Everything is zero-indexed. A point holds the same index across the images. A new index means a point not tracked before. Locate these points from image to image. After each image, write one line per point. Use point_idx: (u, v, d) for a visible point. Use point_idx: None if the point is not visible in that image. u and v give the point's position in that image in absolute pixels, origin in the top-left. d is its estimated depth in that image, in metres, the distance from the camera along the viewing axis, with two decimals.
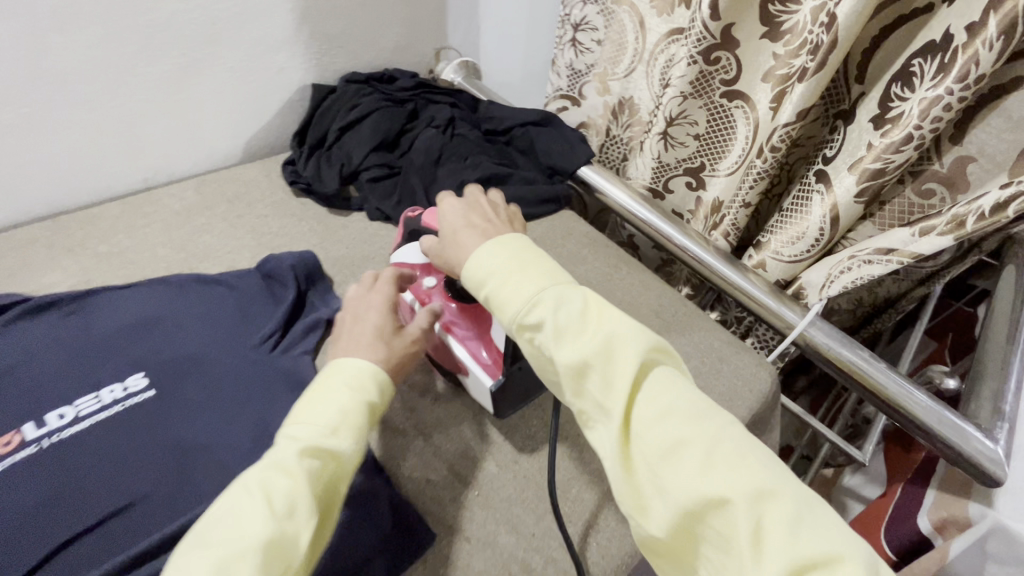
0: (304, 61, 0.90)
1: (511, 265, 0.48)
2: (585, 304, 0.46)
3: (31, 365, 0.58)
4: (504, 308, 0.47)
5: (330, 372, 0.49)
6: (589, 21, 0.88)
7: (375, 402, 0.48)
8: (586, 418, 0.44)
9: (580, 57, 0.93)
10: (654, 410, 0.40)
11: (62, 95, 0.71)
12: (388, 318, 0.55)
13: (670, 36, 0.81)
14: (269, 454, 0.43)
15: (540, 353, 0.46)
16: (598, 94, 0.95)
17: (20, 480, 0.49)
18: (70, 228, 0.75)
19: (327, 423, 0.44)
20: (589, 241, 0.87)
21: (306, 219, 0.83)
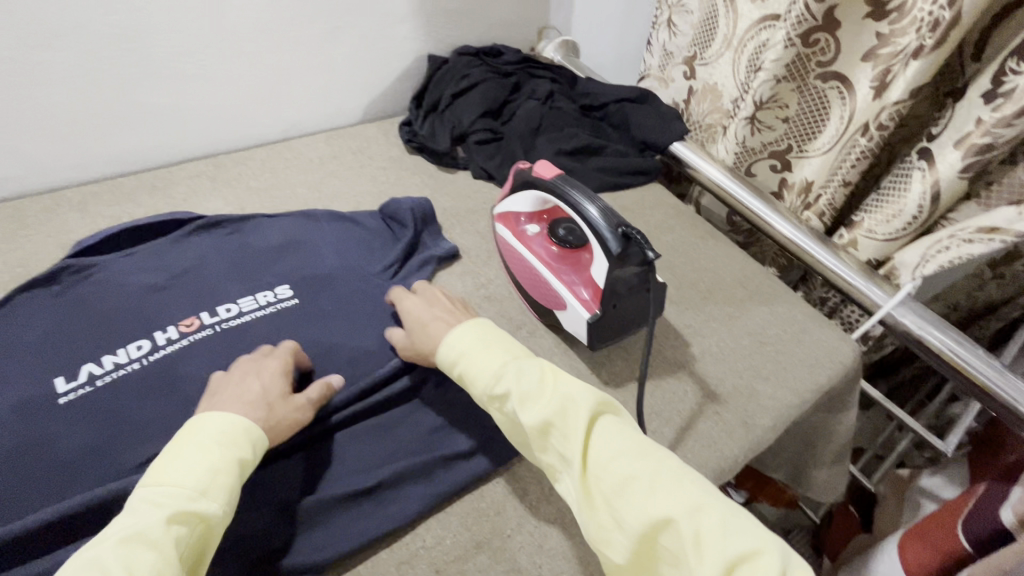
0: (425, 33, 0.99)
1: (477, 344, 0.53)
2: (543, 372, 0.49)
3: (204, 268, 0.70)
4: (476, 383, 0.51)
5: (184, 436, 0.45)
6: (684, 4, 0.91)
7: (246, 462, 0.46)
8: (554, 473, 0.47)
9: (672, 40, 0.96)
10: (606, 452, 0.43)
11: (228, 53, 0.82)
12: (276, 384, 0.54)
13: (762, 23, 0.80)
14: (122, 524, 0.40)
15: (510, 418, 0.49)
16: (684, 76, 0.97)
17: (199, 353, 0.60)
18: (228, 167, 0.88)
19: (192, 485, 0.42)
20: (676, 212, 0.91)
21: (419, 173, 0.93)
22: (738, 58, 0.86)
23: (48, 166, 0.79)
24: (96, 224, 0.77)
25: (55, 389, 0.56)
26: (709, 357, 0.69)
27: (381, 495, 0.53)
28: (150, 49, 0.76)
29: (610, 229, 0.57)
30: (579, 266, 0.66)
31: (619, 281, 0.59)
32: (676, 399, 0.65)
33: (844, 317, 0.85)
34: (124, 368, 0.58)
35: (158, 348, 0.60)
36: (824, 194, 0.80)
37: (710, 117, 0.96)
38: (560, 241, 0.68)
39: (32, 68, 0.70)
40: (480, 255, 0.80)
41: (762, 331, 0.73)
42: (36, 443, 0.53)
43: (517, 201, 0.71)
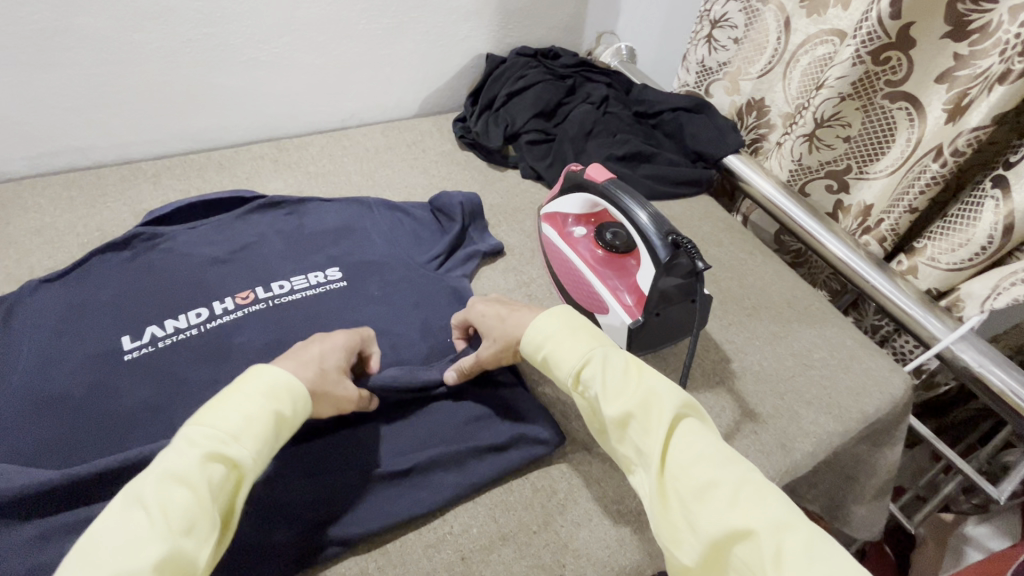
0: (487, 33, 1.01)
1: (563, 328, 0.52)
2: (628, 365, 0.49)
3: (261, 245, 0.73)
4: (560, 366, 0.51)
5: (228, 382, 0.46)
6: (729, 18, 0.88)
7: (284, 415, 0.45)
8: (630, 464, 0.47)
9: (712, 55, 0.94)
10: (688, 455, 0.43)
11: (299, 44, 0.86)
12: (335, 354, 0.54)
13: (818, 38, 0.79)
14: (161, 458, 0.41)
15: (592, 403, 0.49)
16: (726, 92, 0.95)
17: (252, 325, 0.63)
18: (289, 151, 0.92)
19: (227, 430, 0.42)
20: (725, 226, 0.89)
21: (470, 169, 0.94)
22: (788, 75, 0.84)
23: (126, 139, 0.84)
24: (166, 196, 0.81)
25: (121, 346, 0.60)
26: (750, 375, 0.68)
27: (414, 478, 0.54)
28: (227, 35, 0.80)
29: (659, 237, 0.57)
30: (624, 271, 0.66)
31: (665, 290, 0.58)
32: (713, 414, 0.63)
33: (895, 347, 0.81)
34: (183, 333, 0.62)
35: (215, 317, 0.64)
36: (885, 218, 0.77)
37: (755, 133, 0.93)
38: (606, 245, 0.68)
39: (121, 47, 0.75)
40: (523, 254, 0.81)
41: (808, 353, 0.71)
42: (102, 394, 0.56)
43: (566, 202, 0.71)
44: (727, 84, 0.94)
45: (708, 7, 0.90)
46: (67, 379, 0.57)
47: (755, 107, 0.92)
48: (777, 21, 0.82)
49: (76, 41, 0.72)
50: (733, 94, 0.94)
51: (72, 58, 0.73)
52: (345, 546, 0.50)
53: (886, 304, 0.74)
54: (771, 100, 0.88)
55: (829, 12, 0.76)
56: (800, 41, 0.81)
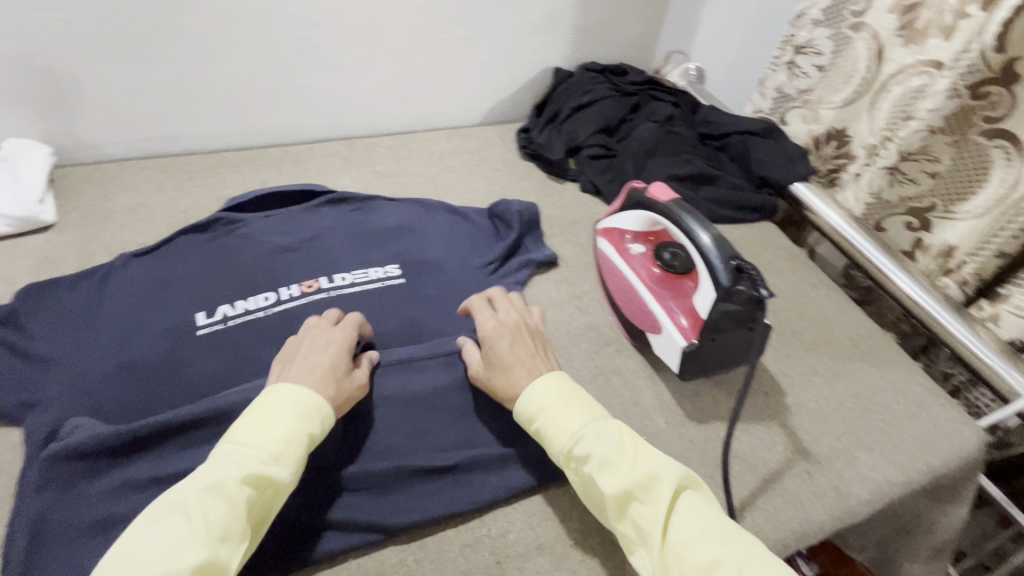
0: (557, 46, 1.03)
1: (556, 400, 0.52)
2: (623, 439, 0.49)
3: (327, 238, 0.76)
4: (553, 441, 0.50)
5: (265, 400, 0.47)
6: (814, 45, 0.86)
7: (315, 434, 0.47)
8: (628, 545, 0.46)
9: (792, 81, 0.92)
10: (689, 533, 0.42)
11: (378, 49, 0.90)
12: (343, 359, 0.54)
13: (917, 68, 0.73)
14: (205, 470, 0.42)
15: (586, 480, 0.48)
16: (805, 121, 0.90)
17: (314, 313, 0.66)
18: (359, 150, 0.96)
19: (268, 450, 0.44)
20: (787, 255, 0.86)
21: (530, 179, 0.95)
22: (873, 108, 0.80)
23: (214, 130, 0.90)
24: (246, 185, 0.87)
25: (195, 321, 0.64)
26: (805, 412, 0.65)
27: (455, 476, 0.55)
28: (314, 38, 0.85)
29: (722, 262, 0.56)
30: (681, 292, 0.65)
31: (724, 315, 0.57)
32: (765, 448, 0.61)
33: (969, 399, 0.76)
34: (251, 314, 0.65)
35: (281, 301, 0.67)
36: (970, 261, 0.73)
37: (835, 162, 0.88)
38: (664, 265, 0.67)
39: (220, 46, 0.81)
40: (577, 267, 0.81)
41: (870, 396, 0.68)
42: (176, 364, 0.60)
43: (625, 218, 0.71)
44: (806, 112, 0.90)
45: (793, 32, 0.89)
46: (146, 348, 0.61)
47: (834, 137, 0.87)
48: (868, 47, 0.79)
49: (181, 38, 0.78)
50: (812, 122, 0.89)
51: (177, 53, 0.79)
52: (387, 533, 0.51)
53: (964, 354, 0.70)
54: (850, 130, 0.85)
55: (927, 42, 0.72)
56: (893, 71, 0.77)
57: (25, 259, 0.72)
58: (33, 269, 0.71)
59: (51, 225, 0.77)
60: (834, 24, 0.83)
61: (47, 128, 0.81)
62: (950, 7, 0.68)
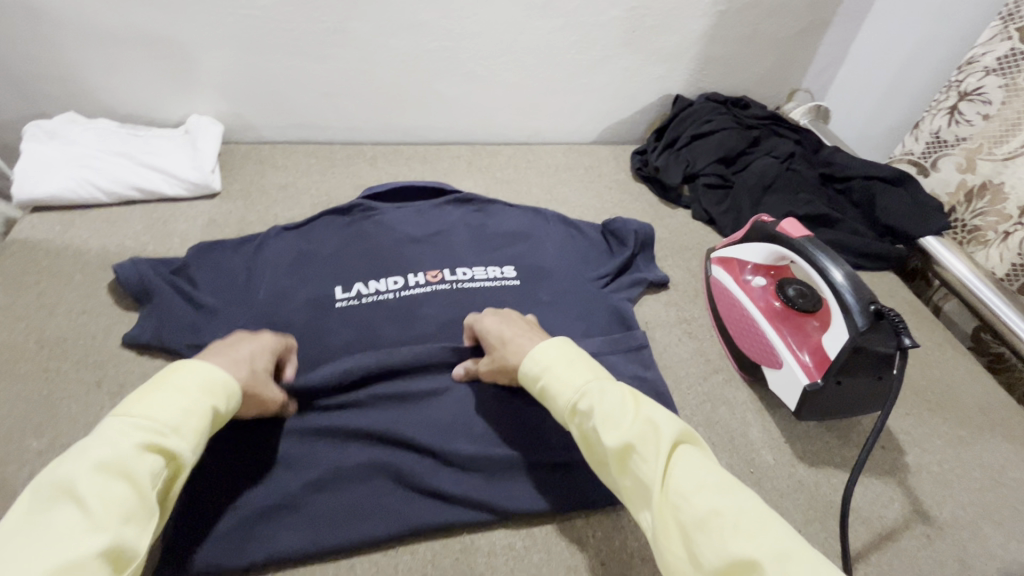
0: (683, 75, 1.04)
1: (561, 358, 0.52)
2: (625, 397, 0.48)
3: (452, 233, 0.82)
4: (557, 398, 0.51)
5: (158, 376, 0.44)
6: (983, 93, 0.82)
7: (220, 410, 0.46)
8: (631, 500, 0.45)
9: (951, 127, 0.87)
10: (688, 482, 0.41)
11: (516, 64, 0.95)
12: (264, 357, 0.54)
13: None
14: (88, 449, 0.38)
15: (589, 434, 0.48)
16: (957, 169, 0.87)
17: (439, 301, 0.71)
18: (481, 156, 1.01)
19: (165, 423, 0.42)
20: (911, 309, 0.83)
21: (641, 201, 0.97)
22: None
23: (357, 125, 0.99)
24: (380, 177, 0.94)
25: (334, 295, 0.70)
26: (926, 473, 0.62)
27: (564, 474, 0.58)
28: (459, 49, 0.91)
29: (861, 303, 0.56)
30: (803, 330, 0.64)
31: (853, 359, 0.56)
32: (880, 503, 0.58)
33: None
34: (382, 295, 0.71)
35: (409, 287, 0.72)
36: None
37: (984, 218, 0.84)
38: (786, 299, 0.66)
39: (376, 50, 0.89)
40: (686, 292, 0.81)
41: (1000, 470, 0.63)
42: (318, 330, 0.67)
43: (746, 249, 0.71)
44: (961, 160, 0.86)
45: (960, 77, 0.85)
46: (293, 311, 0.68)
47: (988, 190, 0.83)
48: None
49: (345, 39, 0.86)
50: (965, 172, 0.85)
51: (342, 53, 0.88)
52: (498, 516, 0.54)
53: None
54: (1007, 186, 0.80)
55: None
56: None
57: (195, 221, 0.82)
58: (201, 230, 0.81)
59: (217, 193, 0.86)
60: (1010, 73, 0.79)
61: (224, 109, 0.92)
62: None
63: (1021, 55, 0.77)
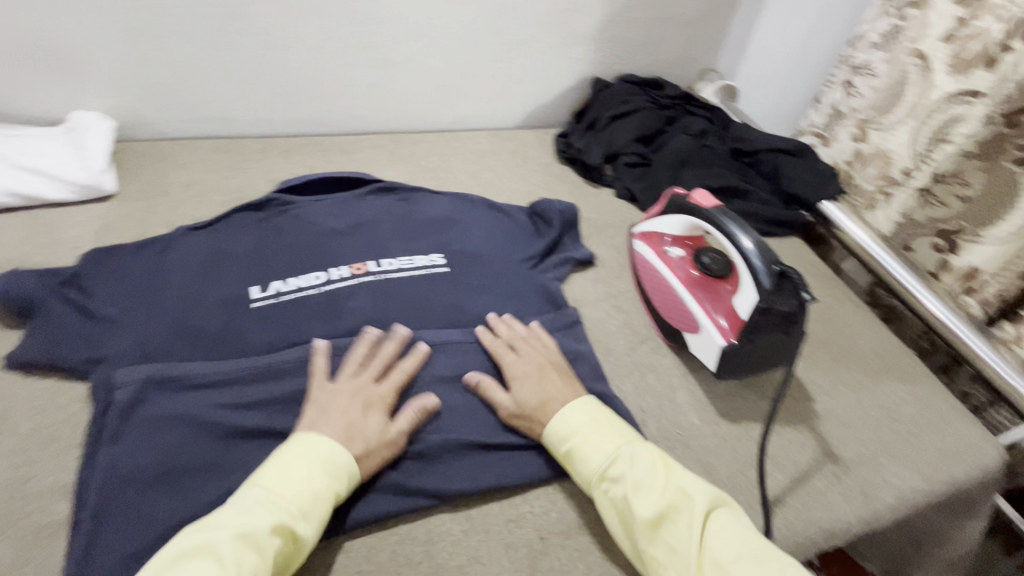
0: (600, 56, 1.06)
1: (591, 425, 0.57)
2: (655, 465, 0.55)
3: (375, 223, 0.79)
4: (586, 460, 0.55)
5: (302, 449, 0.51)
6: (870, 67, 0.90)
7: (341, 495, 0.51)
8: (655, 567, 0.50)
9: (847, 100, 0.94)
10: (724, 551, 0.48)
11: (433, 48, 0.93)
12: (377, 416, 0.55)
13: (954, 98, 0.77)
14: (237, 515, 0.46)
15: (616, 502, 0.53)
16: (852, 138, 0.94)
17: (364, 294, 0.69)
18: (403, 144, 0.99)
19: (297, 505, 0.48)
20: (816, 270, 0.89)
21: (566, 183, 0.98)
22: (916, 135, 0.83)
23: (268, 117, 0.93)
24: (295, 170, 0.90)
25: (249, 295, 0.66)
26: (834, 418, 0.67)
27: (500, 453, 0.59)
28: (372, 34, 0.88)
29: (766, 265, 0.60)
30: (718, 295, 0.67)
31: (763, 317, 0.60)
32: (795, 449, 0.63)
33: (987, 419, 0.79)
34: (303, 291, 0.68)
35: (331, 281, 0.70)
36: (995, 282, 0.76)
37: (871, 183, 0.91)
38: (702, 268, 0.70)
39: (281, 35, 0.84)
40: (613, 267, 0.83)
41: (895, 408, 0.70)
42: (233, 332, 0.63)
43: (664, 223, 0.74)
44: (855, 129, 0.93)
45: (851, 53, 0.93)
46: (205, 315, 0.64)
47: (876, 158, 0.90)
48: (919, 71, 0.82)
49: (248, 26, 0.82)
50: (860, 141, 0.92)
51: (246, 40, 0.83)
52: (436, 500, 0.55)
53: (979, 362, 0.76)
54: (887, 151, 0.88)
55: (975, 73, 0.75)
56: (938, 98, 0.80)
57: (87, 227, 0.75)
58: (95, 236, 0.75)
59: (111, 195, 0.80)
60: (890, 48, 0.87)
61: (112, 104, 0.84)
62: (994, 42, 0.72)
63: (900, 30, 0.85)
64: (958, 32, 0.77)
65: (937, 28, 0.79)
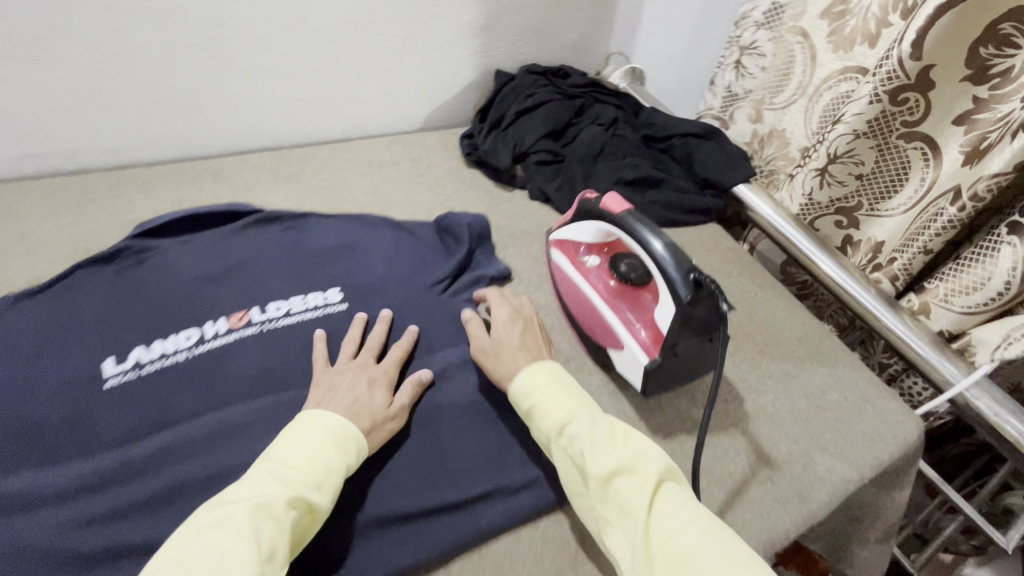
0: (499, 46, 0.98)
1: (553, 384, 0.56)
2: (613, 428, 0.52)
3: (258, 261, 0.69)
4: (545, 420, 0.54)
5: (310, 424, 0.50)
6: (758, 47, 0.89)
7: (351, 467, 0.50)
8: (605, 525, 0.48)
9: (739, 81, 0.95)
10: (669, 517, 0.45)
11: (309, 51, 0.83)
12: (380, 394, 0.56)
13: (839, 75, 0.81)
14: (247, 492, 0.44)
15: (571, 461, 0.51)
16: (750, 120, 0.95)
17: (245, 351, 0.60)
18: (288, 161, 0.88)
19: (312, 477, 0.47)
20: (735, 257, 0.88)
21: (476, 189, 0.91)
22: (808, 113, 0.86)
23: (118, 144, 0.80)
24: (158, 206, 0.77)
25: (102, 371, 0.55)
26: (763, 416, 0.66)
27: (419, 523, 0.52)
28: (233, 40, 0.76)
29: (682, 274, 0.55)
30: (639, 304, 0.64)
31: (682, 330, 0.57)
32: (728, 458, 0.61)
33: (904, 386, 0.83)
34: (170, 357, 0.58)
35: (205, 340, 0.60)
36: (897, 257, 0.77)
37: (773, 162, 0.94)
38: (620, 276, 0.66)
39: (117, 49, 0.71)
40: (531, 280, 0.78)
41: (821, 395, 0.70)
42: (83, 424, 0.52)
43: (577, 230, 0.70)
44: (751, 111, 0.95)
45: (737, 33, 0.92)
46: (45, 406, 0.53)
47: (774, 138, 0.93)
48: (805, 51, 0.84)
49: (73, 41, 0.68)
50: (756, 122, 0.94)
51: (72, 57, 0.69)
52: None
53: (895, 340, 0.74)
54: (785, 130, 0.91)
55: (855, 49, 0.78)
56: (824, 76, 0.84)
57: None
58: None
59: None
60: (774, 27, 0.87)
61: None
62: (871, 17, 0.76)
63: (780, 9, 0.85)
64: (834, 8, 0.80)
65: (816, 6, 0.82)
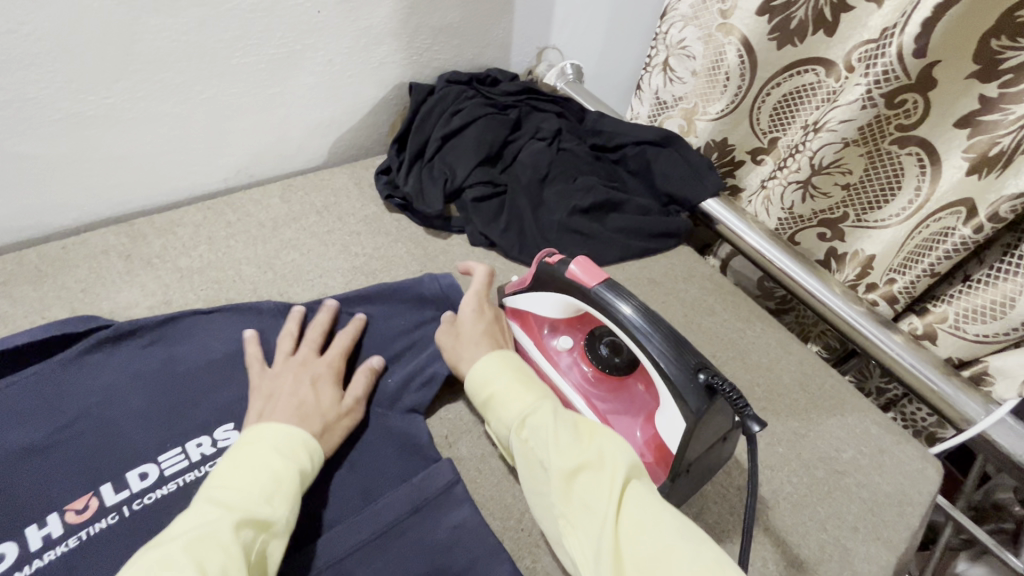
0: (406, 56, 0.79)
1: (515, 376, 0.50)
2: (578, 422, 0.46)
3: (106, 406, 0.49)
4: (505, 411, 0.48)
5: (247, 442, 0.44)
6: (686, 47, 0.77)
7: (307, 471, 0.44)
8: (563, 525, 0.42)
9: (668, 86, 0.83)
10: (639, 519, 0.40)
11: (149, 86, 0.61)
12: (327, 391, 0.51)
13: (794, 68, 0.70)
14: (176, 532, 0.37)
15: (534, 457, 0.45)
16: (681, 130, 0.84)
17: (92, 562, 0.41)
18: (147, 236, 0.67)
19: (259, 491, 0.40)
20: (713, 286, 0.77)
21: (402, 241, 0.74)
22: (756, 112, 0.76)
23: None
24: None
25: None
26: (783, 501, 0.56)
27: None
28: (29, 86, 0.55)
29: (686, 376, 0.43)
30: (625, 396, 0.53)
31: (690, 443, 0.44)
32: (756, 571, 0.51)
33: (905, 413, 0.77)
34: None
35: (29, 557, 0.41)
36: (896, 278, 0.68)
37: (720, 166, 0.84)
38: (599, 361, 0.54)
39: None
40: None
41: (835, 455, 0.61)
42: None
43: (535, 301, 0.56)
44: (682, 121, 0.84)
45: (664, 29, 0.80)
46: None
47: (716, 148, 0.82)
48: (737, 53, 0.72)
49: None
50: (689, 134, 0.83)
51: None
52: None
53: (894, 368, 0.65)
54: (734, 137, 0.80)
55: (808, 39, 0.67)
56: (771, 73, 0.72)
57: None
58: None
59: None
60: (704, 25, 0.74)
61: None
62: (826, 3, 0.64)
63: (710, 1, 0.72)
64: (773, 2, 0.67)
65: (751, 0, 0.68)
